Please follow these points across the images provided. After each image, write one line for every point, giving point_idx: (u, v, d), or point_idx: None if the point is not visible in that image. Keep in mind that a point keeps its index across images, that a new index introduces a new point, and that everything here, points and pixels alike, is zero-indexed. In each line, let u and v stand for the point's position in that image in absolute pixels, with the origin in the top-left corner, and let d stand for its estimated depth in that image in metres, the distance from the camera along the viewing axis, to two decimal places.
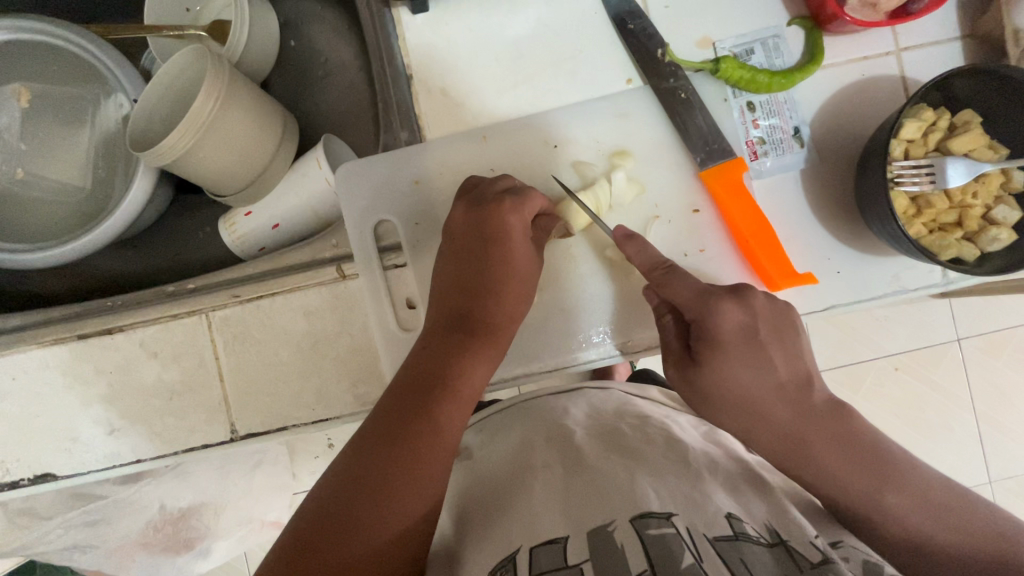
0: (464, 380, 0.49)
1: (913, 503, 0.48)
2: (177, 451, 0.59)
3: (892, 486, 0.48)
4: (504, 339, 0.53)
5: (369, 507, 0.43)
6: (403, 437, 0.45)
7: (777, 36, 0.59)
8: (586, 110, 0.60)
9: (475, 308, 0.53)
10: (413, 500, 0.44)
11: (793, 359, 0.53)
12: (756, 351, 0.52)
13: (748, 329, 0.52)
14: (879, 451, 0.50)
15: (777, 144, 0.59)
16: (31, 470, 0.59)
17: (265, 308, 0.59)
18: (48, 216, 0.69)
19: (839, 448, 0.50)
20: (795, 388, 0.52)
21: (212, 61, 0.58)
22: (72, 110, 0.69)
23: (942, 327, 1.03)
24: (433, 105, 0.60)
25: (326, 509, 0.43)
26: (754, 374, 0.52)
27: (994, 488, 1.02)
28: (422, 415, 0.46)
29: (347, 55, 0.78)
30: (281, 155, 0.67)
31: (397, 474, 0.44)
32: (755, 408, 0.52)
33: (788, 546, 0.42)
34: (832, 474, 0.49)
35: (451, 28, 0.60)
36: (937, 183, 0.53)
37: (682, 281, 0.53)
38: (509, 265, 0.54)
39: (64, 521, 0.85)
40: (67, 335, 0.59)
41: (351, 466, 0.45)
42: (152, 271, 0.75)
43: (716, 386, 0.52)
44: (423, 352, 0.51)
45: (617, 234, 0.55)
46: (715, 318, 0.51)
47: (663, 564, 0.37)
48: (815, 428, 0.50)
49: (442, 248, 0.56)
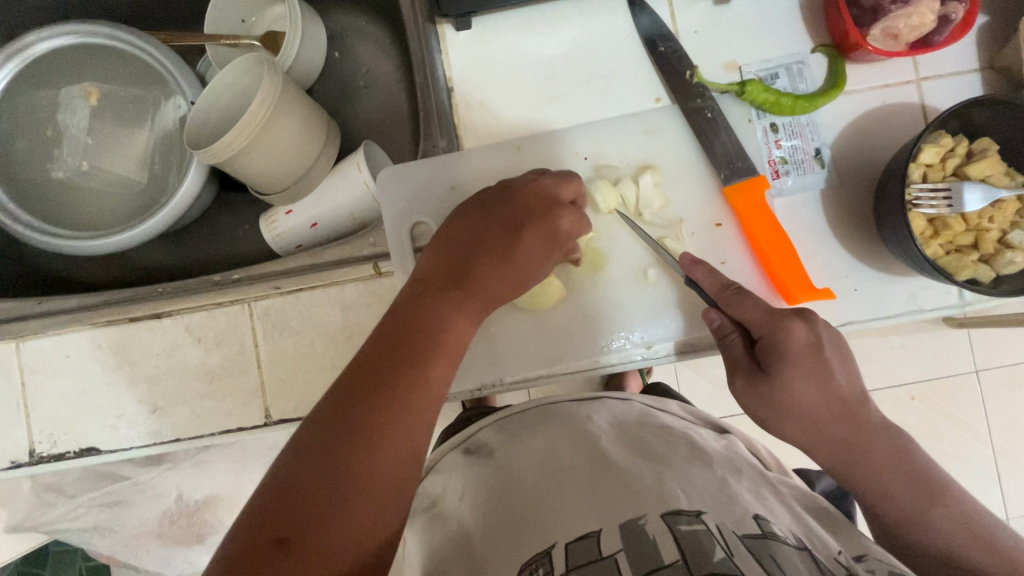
0: (452, 331, 0.50)
1: (959, 526, 0.50)
2: (213, 433, 0.62)
3: (942, 507, 0.51)
4: (495, 297, 0.54)
5: (357, 453, 0.43)
6: (394, 385, 0.46)
7: (801, 62, 0.62)
8: (616, 125, 0.63)
9: (473, 266, 0.53)
10: (401, 445, 0.45)
11: (855, 377, 0.53)
12: (822, 367, 0.52)
13: (813, 345, 0.52)
14: (930, 475, 0.52)
15: (799, 164, 0.61)
16: (75, 444, 0.62)
17: (305, 300, 0.62)
18: (105, 207, 0.74)
19: (892, 464, 0.52)
20: (853, 404, 0.53)
21: (268, 70, 0.62)
22: (135, 109, 0.74)
23: (961, 358, 1.03)
24: (472, 117, 0.64)
25: (312, 453, 0.43)
26: (815, 386, 0.52)
27: (1011, 524, 1.01)
28: (412, 362, 0.47)
29: (387, 68, 0.82)
30: (323, 159, 0.71)
31: (385, 419, 0.44)
32: (817, 420, 0.52)
33: (813, 554, 0.44)
34: (885, 490, 0.52)
35: (491, 45, 0.64)
36: (954, 207, 0.55)
37: (754, 304, 0.54)
38: (513, 237, 0.55)
39: (85, 502, 0.90)
40: (120, 317, 0.63)
41: (336, 412, 0.45)
42: (194, 264, 0.79)
43: (780, 399, 0.52)
44: (413, 303, 0.51)
45: (685, 259, 0.58)
46: (782, 334, 0.52)
47: (697, 556, 0.39)
48: (874, 446, 0.53)
49: (462, 213, 0.58)
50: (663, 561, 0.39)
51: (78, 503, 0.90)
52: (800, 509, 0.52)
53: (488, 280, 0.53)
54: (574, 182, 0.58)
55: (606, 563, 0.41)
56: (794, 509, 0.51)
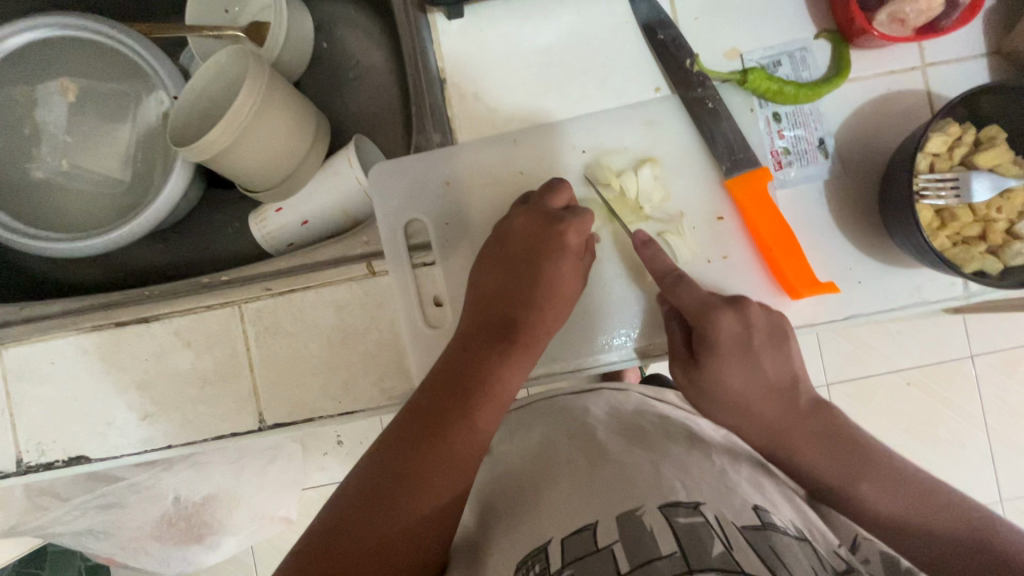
0: (503, 383, 0.52)
1: (890, 492, 0.52)
2: (205, 439, 0.60)
3: (870, 478, 0.53)
4: (540, 347, 0.55)
5: (410, 496, 0.46)
6: (446, 436, 0.48)
7: (804, 48, 0.60)
8: (615, 117, 0.62)
9: (519, 317, 0.55)
10: (447, 488, 0.47)
11: (783, 362, 0.57)
12: (750, 356, 0.56)
13: (742, 337, 0.56)
14: (856, 446, 0.54)
15: (802, 155, 0.60)
16: (64, 452, 0.61)
17: (296, 301, 0.60)
18: (88, 207, 0.72)
19: (821, 440, 0.55)
20: (780, 388, 0.57)
21: (253, 63, 0.60)
22: (115, 104, 0.72)
23: (956, 343, 1.03)
24: (465, 108, 0.62)
25: (362, 495, 0.46)
26: (744, 373, 0.56)
27: (1004, 507, 1.02)
28: (462, 416, 0.49)
29: (378, 59, 0.80)
30: (313, 155, 0.68)
31: (436, 466, 0.47)
32: (745, 404, 0.57)
33: (812, 545, 0.43)
34: (814, 469, 0.54)
35: (484, 34, 0.61)
36: (962, 197, 0.54)
37: (690, 290, 0.56)
38: (548, 278, 0.56)
39: (79, 504, 0.83)
40: (106, 322, 0.61)
41: (387, 460, 0.48)
42: (183, 264, 0.77)
43: (713, 387, 0.57)
44: (460, 353, 0.53)
45: (634, 240, 0.58)
46: (711, 328, 0.56)
47: (695, 548, 0.38)
48: (800, 427, 0.55)
49: (493, 248, 0.58)
50: (660, 553, 0.38)
51: (72, 506, 0.83)
52: (802, 503, 0.51)
53: (534, 327, 0.55)
54: (565, 189, 0.59)
55: (602, 554, 0.40)
56: (795, 500, 0.50)
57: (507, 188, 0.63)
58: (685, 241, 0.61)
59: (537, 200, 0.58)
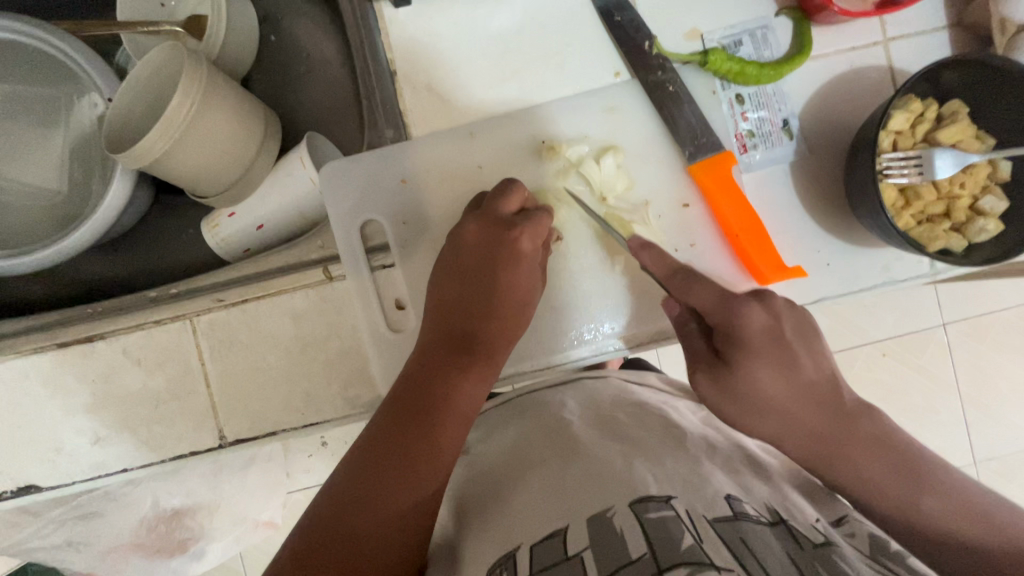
0: (463, 398, 0.50)
1: (950, 508, 0.46)
2: (163, 460, 0.58)
3: (930, 491, 0.47)
4: (502, 357, 0.54)
5: (367, 521, 0.45)
6: (406, 463, 0.46)
7: (766, 27, 0.58)
8: (575, 103, 0.59)
9: (476, 330, 0.53)
10: (407, 507, 0.46)
11: (820, 357, 0.51)
12: (784, 352, 0.50)
13: (772, 330, 0.51)
14: (914, 458, 0.48)
15: (767, 137, 0.58)
16: (14, 481, 0.58)
17: (251, 311, 0.57)
18: (27, 220, 0.68)
19: (876, 452, 0.48)
20: (824, 389, 0.50)
21: (189, 59, 0.55)
22: (44, 110, 0.68)
23: (927, 312, 1.04)
24: (420, 101, 0.59)
25: (322, 526, 0.44)
26: (781, 374, 0.50)
27: (978, 469, 1.04)
28: (422, 435, 0.47)
29: (329, 51, 0.75)
30: (264, 153, 0.64)
31: (397, 487, 0.46)
32: (789, 412, 0.49)
33: (787, 527, 0.41)
34: (866, 480, 0.48)
35: (434, 21, 0.58)
36: (925, 175, 0.53)
37: (704, 287, 0.52)
38: (506, 288, 0.55)
39: (55, 518, 0.78)
40: (47, 344, 0.58)
41: (347, 485, 0.46)
42: (134, 274, 0.73)
43: (746, 392, 0.50)
44: (418, 370, 0.51)
45: (633, 243, 0.55)
46: (738, 320, 0.50)
47: (662, 544, 0.35)
48: (853, 433, 0.49)
49: (447, 261, 0.56)
50: (630, 557, 0.35)
51: (48, 520, 0.78)
52: (791, 492, 0.48)
53: (494, 339, 0.54)
54: (514, 193, 0.56)
55: (572, 563, 0.37)
56: (772, 482, 0.48)
57: (465, 184, 0.60)
58: (649, 230, 0.59)
59: (489, 205, 0.56)
